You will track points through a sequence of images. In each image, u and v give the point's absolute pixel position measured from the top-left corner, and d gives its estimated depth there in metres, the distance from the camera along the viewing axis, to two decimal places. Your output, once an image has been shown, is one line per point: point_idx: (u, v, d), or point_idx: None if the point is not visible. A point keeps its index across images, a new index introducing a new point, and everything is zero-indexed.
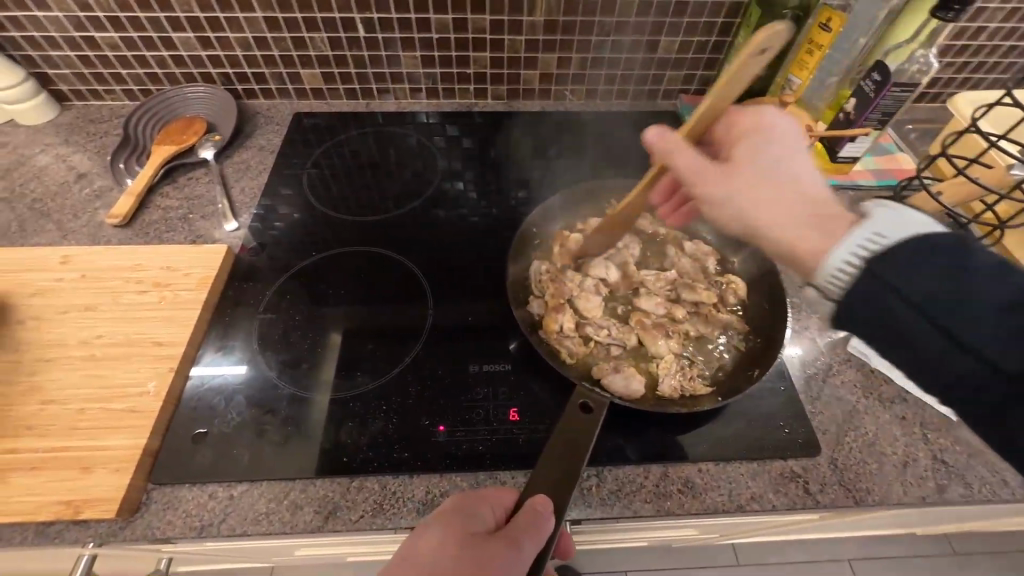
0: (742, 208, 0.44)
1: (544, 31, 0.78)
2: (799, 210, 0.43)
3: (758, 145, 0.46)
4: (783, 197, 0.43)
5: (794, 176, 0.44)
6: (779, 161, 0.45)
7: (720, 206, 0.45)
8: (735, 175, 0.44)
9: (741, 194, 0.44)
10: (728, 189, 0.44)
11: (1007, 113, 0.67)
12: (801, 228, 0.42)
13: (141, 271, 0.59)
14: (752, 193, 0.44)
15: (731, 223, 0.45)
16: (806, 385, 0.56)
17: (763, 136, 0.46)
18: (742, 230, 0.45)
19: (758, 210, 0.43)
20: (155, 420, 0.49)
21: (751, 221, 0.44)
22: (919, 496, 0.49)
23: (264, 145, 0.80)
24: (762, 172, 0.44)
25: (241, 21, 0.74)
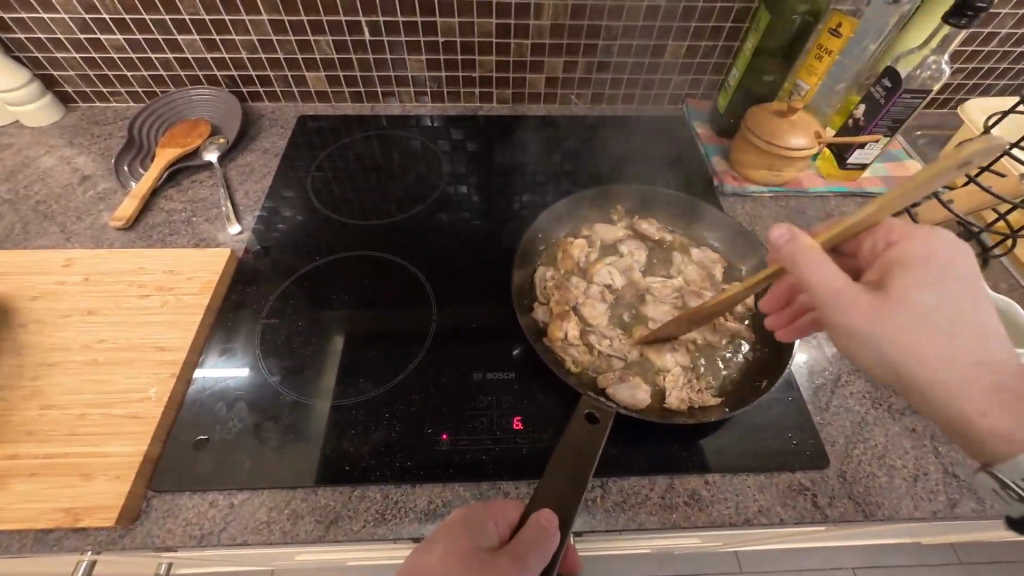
0: (897, 353, 0.38)
1: (550, 35, 0.77)
2: (964, 373, 0.38)
3: (922, 279, 0.40)
4: (950, 357, 0.38)
5: (973, 327, 0.38)
6: (950, 305, 0.39)
7: (864, 344, 0.39)
8: (890, 311, 0.38)
9: (897, 337, 0.38)
10: (876, 325, 0.38)
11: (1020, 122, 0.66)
12: (967, 392, 0.38)
13: (144, 275, 0.59)
14: (914, 339, 0.38)
15: (870, 360, 0.40)
16: (814, 395, 0.55)
17: (934, 270, 0.40)
18: (883, 372, 0.40)
19: (914, 361, 0.38)
20: (156, 426, 0.49)
21: (899, 365, 0.39)
22: (930, 511, 0.48)
23: (268, 148, 0.79)
24: (931, 315, 0.38)
25: (246, 24, 0.74)
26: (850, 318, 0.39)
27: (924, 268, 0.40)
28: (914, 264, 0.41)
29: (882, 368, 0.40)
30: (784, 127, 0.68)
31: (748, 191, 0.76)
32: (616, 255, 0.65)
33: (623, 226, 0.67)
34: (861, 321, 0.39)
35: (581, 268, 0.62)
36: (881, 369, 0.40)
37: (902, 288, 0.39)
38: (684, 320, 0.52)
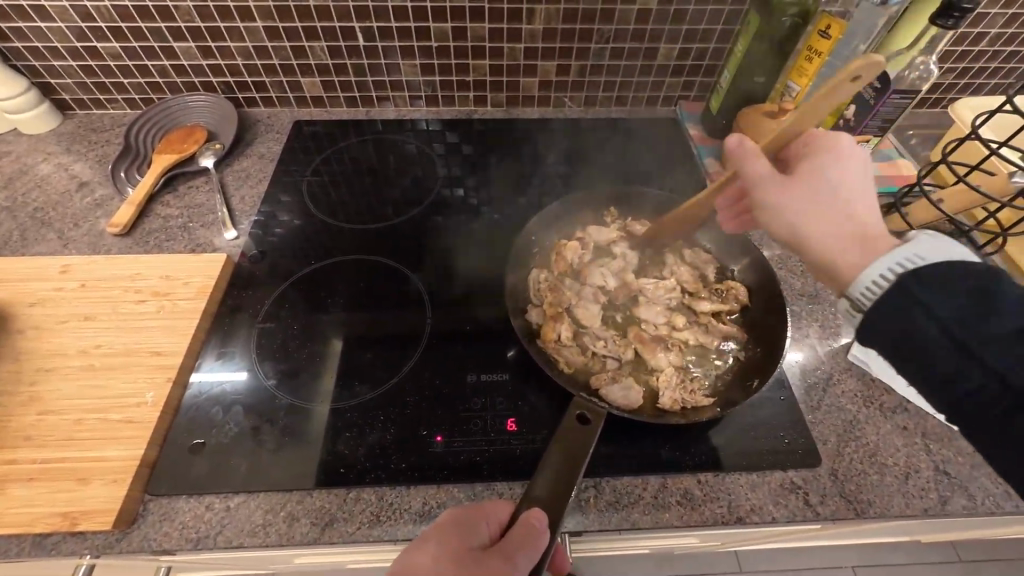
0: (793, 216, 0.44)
1: (542, 39, 0.78)
2: (840, 227, 0.42)
3: (825, 152, 0.45)
4: (830, 214, 0.43)
5: (853, 190, 0.43)
6: (843, 174, 0.44)
7: (774, 214, 0.46)
8: (789, 184, 0.45)
9: (792, 206, 0.44)
10: (780, 196, 0.45)
11: (1007, 121, 0.67)
12: (840, 246, 0.42)
13: (141, 281, 0.60)
14: (807, 204, 0.43)
15: (778, 229, 0.46)
16: (806, 394, 0.55)
17: (834, 144, 0.45)
18: (789, 241, 0.46)
19: (805, 224, 0.44)
20: (153, 431, 0.49)
21: (796, 232, 0.44)
22: (921, 508, 0.48)
23: (264, 153, 0.80)
24: (822, 183, 0.43)
25: (241, 31, 0.75)
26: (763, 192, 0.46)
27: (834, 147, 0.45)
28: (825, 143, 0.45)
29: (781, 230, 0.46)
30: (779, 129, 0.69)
31: None
32: (609, 257, 0.65)
33: (616, 228, 0.67)
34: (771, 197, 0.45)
35: (575, 270, 0.63)
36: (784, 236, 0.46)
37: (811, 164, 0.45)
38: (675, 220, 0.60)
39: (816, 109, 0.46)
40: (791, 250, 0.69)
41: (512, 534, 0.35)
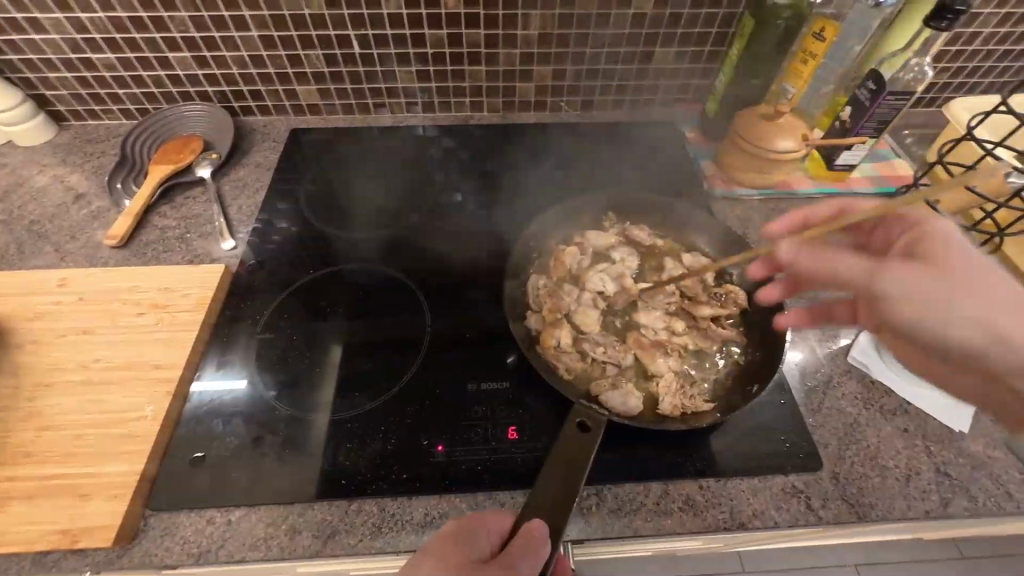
0: (955, 316, 0.41)
1: (537, 44, 0.78)
2: (1006, 318, 0.40)
3: (925, 244, 0.45)
4: (988, 306, 0.41)
5: (985, 273, 0.42)
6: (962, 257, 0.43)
7: (923, 319, 0.43)
8: (929, 279, 0.42)
9: (945, 301, 0.42)
10: (916, 295, 0.42)
11: (1003, 121, 0.66)
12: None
13: (139, 293, 0.59)
14: (963, 299, 0.41)
15: (923, 327, 0.43)
16: (807, 397, 0.55)
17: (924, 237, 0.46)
18: (953, 341, 0.43)
19: (971, 322, 0.41)
20: (152, 445, 0.49)
21: (969, 335, 0.42)
22: (923, 511, 0.48)
23: (261, 162, 0.80)
24: (957, 267, 0.42)
25: (236, 40, 0.75)
26: (895, 289, 0.42)
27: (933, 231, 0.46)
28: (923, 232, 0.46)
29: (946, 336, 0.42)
30: (773, 131, 0.69)
31: (737, 194, 0.76)
32: (608, 261, 0.65)
33: (614, 232, 0.67)
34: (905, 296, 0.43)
35: (574, 275, 0.63)
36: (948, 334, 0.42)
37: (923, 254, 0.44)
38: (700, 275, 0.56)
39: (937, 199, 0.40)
40: None
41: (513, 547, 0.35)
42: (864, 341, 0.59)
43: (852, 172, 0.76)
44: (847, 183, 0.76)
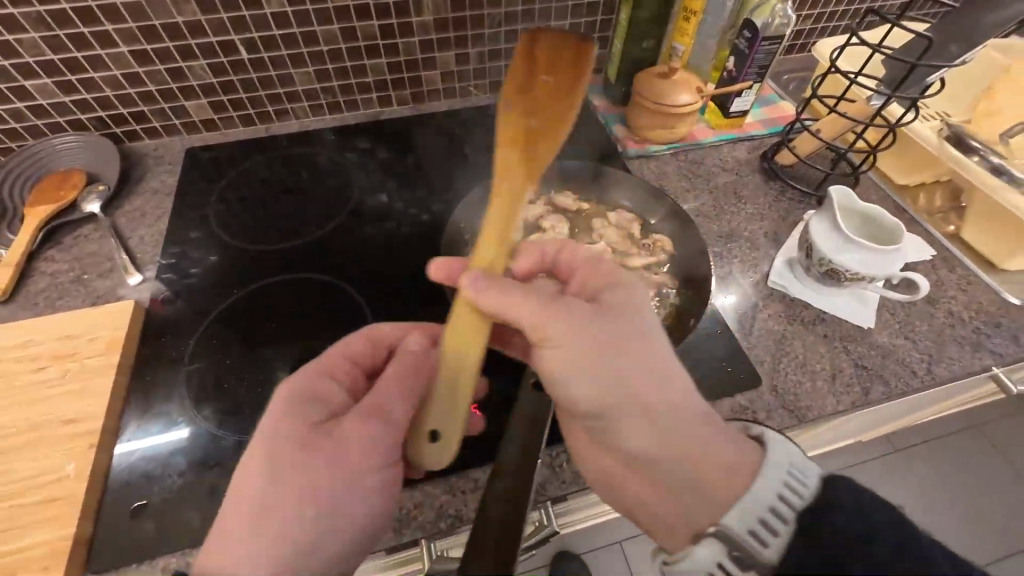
0: (604, 341, 0.40)
1: (435, 30, 0.78)
2: (643, 365, 0.39)
3: (616, 291, 0.44)
4: (639, 360, 0.39)
5: (647, 333, 0.41)
6: (638, 316, 0.42)
7: (570, 326, 0.40)
8: (594, 334, 0.40)
9: (639, 370, 0.39)
10: (622, 325, 0.41)
11: (859, 53, 0.74)
12: (654, 389, 0.39)
13: (33, 347, 0.53)
14: (631, 345, 0.40)
15: (584, 332, 0.40)
16: (740, 323, 0.60)
17: (618, 282, 0.45)
18: (613, 383, 0.39)
19: (639, 365, 0.39)
20: (82, 504, 0.44)
21: (610, 346, 0.40)
22: (850, 403, 0.54)
23: (159, 187, 0.73)
24: (637, 332, 0.41)
25: (104, 58, 0.68)
26: (598, 311, 0.41)
27: (611, 282, 0.45)
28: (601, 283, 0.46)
29: (580, 346, 0.40)
30: (668, 87, 0.74)
31: (649, 152, 0.79)
32: (540, 231, 0.66)
33: (542, 203, 0.68)
34: (568, 317, 0.40)
35: None
36: (589, 411, 0.40)
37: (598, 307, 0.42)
38: (526, 100, 0.49)
39: (512, 207, 0.47)
40: (704, 199, 0.74)
41: (495, 505, 0.37)
42: (779, 264, 0.64)
43: (746, 118, 0.82)
44: (744, 128, 0.82)
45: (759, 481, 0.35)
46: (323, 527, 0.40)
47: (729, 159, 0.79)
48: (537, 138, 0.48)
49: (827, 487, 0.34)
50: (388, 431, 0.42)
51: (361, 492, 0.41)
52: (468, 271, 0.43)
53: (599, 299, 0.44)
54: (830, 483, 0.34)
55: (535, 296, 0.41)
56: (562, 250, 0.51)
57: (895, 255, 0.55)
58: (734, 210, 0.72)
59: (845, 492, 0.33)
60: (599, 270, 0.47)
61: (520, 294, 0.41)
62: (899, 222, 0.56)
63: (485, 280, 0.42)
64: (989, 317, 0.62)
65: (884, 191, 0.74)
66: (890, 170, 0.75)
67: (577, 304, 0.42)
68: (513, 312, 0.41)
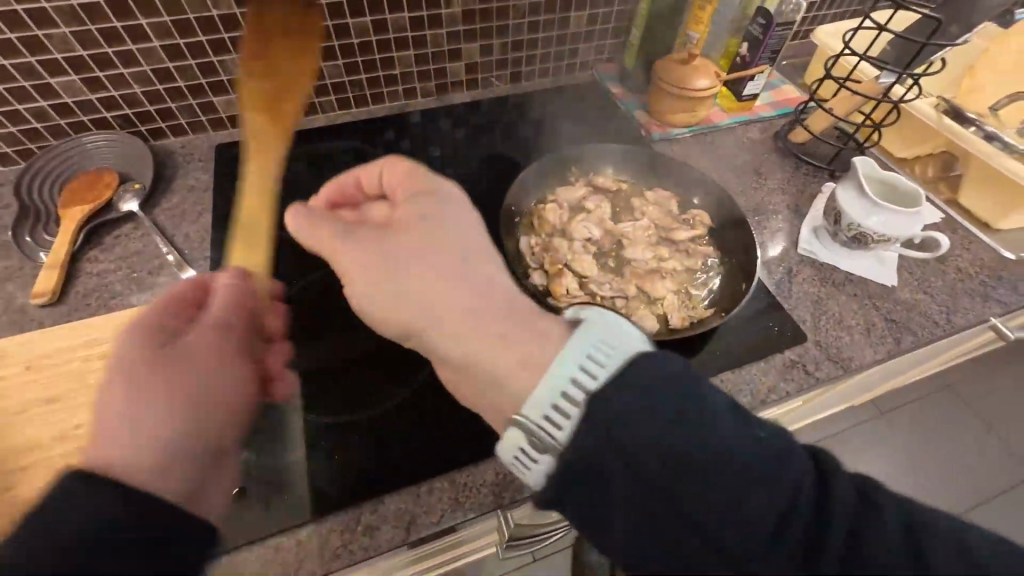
0: (397, 257, 0.42)
1: (462, 22, 0.79)
2: (435, 267, 0.41)
3: (428, 203, 0.46)
4: (435, 263, 0.41)
5: (448, 240, 0.43)
6: (448, 224, 0.44)
7: (363, 252, 0.42)
8: (376, 243, 0.43)
9: (402, 276, 0.41)
10: (419, 235, 0.43)
11: (863, 39, 0.80)
12: (465, 292, 0.40)
13: (103, 343, 0.52)
14: (420, 251, 0.42)
15: (372, 254, 0.42)
16: (778, 287, 0.65)
17: (432, 195, 0.46)
18: (402, 293, 0.41)
19: (428, 269, 0.41)
20: None
21: (398, 260, 0.41)
22: (885, 352, 0.59)
23: (194, 185, 0.73)
24: (432, 236, 0.43)
25: (135, 54, 0.66)
26: (394, 229, 0.44)
27: (416, 196, 0.47)
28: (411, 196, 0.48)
29: (373, 265, 0.42)
30: (687, 72, 0.77)
31: (672, 135, 0.84)
32: (585, 212, 0.69)
33: (583, 185, 0.71)
34: (361, 241, 0.43)
35: (560, 229, 0.66)
36: (387, 324, 0.43)
37: (392, 225, 0.44)
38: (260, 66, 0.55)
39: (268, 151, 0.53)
40: (727, 176, 0.78)
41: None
42: (806, 233, 0.69)
43: (756, 101, 0.88)
44: (754, 110, 0.88)
45: (569, 351, 0.34)
46: (193, 437, 0.35)
47: (745, 139, 0.84)
48: (280, 103, 0.55)
49: (622, 366, 0.32)
50: (236, 336, 0.42)
51: (229, 372, 0.39)
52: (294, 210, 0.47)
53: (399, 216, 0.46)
54: (630, 364, 0.32)
55: (322, 223, 0.45)
56: (384, 172, 0.51)
57: (915, 218, 0.60)
58: (757, 186, 0.77)
59: (643, 378, 0.31)
60: (412, 185, 0.48)
61: (311, 223, 0.45)
62: (918, 187, 0.62)
63: (291, 213, 0.46)
64: (992, 271, 0.68)
65: (886, 165, 0.81)
66: (893, 145, 0.81)
67: (377, 228, 0.44)
68: (329, 250, 0.44)
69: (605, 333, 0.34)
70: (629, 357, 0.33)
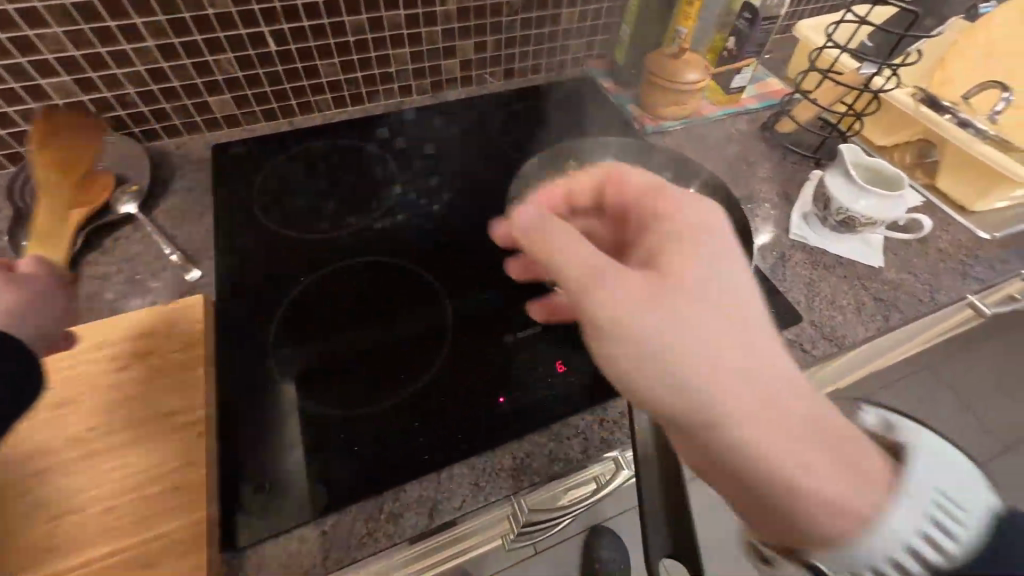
0: (660, 320, 0.35)
1: (457, 19, 0.80)
2: (714, 333, 0.34)
3: (695, 252, 0.38)
4: (717, 336, 0.34)
5: (731, 304, 0.36)
6: (717, 277, 0.37)
7: (605, 299, 0.37)
8: (655, 283, 0.37)
9: (692, 326, 0.35)
10: (679, 287, 0.36)
11: (842, 31, 0.84)
12: (718, 353, 0.34)
13: (110, 345, 0.51)
14: (678, 303, 0.36)
15: (636, 308, 0.36)
16: (773, 271, 0.67)
17: (701, 241, 0.39)
18: (675, 367, 0.34)
19: (707, 336, 0.34)
20: (208, 488, 0.45)
21: (661, 319, 0.35)
22: (876, 329, 0.62)
23: (193, 186, 0.72)
24: (690, 287, 0.36)
25: (129, 54, 0.65)
26: (666, 281, 0.37)
27: (665, 238, 0.40)
28: (662, 231, 0.41)
29: (633, 324, 0.36)
30: (679, 66, 0.79)
31: (665, 127, 0.86)
32: None
33: None
34: (611, 280, 0.37)
35: None
36: (651, 387, 0.35)
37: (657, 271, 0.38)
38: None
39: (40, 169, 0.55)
40: (719, 166, 0.81)
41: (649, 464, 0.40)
42: (796, 219, 0.72)
43: (743, 94, 0.90)
44: (742, 102, 0.90)
45: (894, 513, 0.31)
46: None
47: (734, 130, 0.87)
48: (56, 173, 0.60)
49: (993, 527, 0.31)
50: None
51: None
52: (519, 210, 0.43)
53: (664, 262, 0.38)
54: (1000, 526, 0.31)
55: (580, 240, 0.40)
56: (624, 183, 0.47)
57: (898, 201, 0.64)
58: (748, 175, 0.80)
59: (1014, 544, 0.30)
60: (664, 219, 0.41)
61: (568, 237, 0.40)
62: (901, 172, 0.66)
63: (530, 221, 0.41)
64: (970, 251, 0.72)
65: (868, 153, 0.84)
66: (875, 133, 0.84)
67: (639, 276, 0.37)
68: (552, 269, 0.40)
69: (928, 459, 0.33)
70: (994, 515, 0.32)
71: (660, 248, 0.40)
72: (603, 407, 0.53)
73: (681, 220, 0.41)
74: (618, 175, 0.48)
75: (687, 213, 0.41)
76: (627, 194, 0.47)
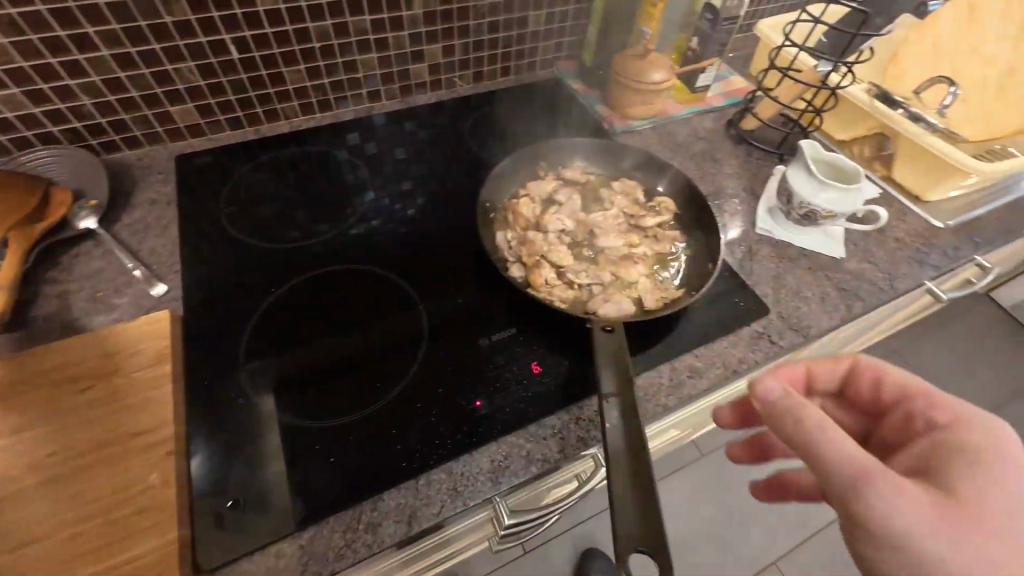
0: (963, 554, 0.34)
1: (424, 23, 0.80)
2: None
3: (997, 476, 0.37)
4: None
5: None
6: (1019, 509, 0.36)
7: (895, 517, 0.36)
8: (948, 503, 0.36)
9: (983, 561, 0.34)
10: (985, 520, 0.35)
11: (800, 30, 0.86)
12: None
13: (72, 368, 0.50)
14: (982, 538, 0.35)
15: (923, 524, 0.35)
16: (741, 265, 0.69)
17: (1003, 463, 0.37)
18: None
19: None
20: (179, 509, 0.44)
21: (959, 550, 0.34)
22: (839, 318, 0.65)
23: (156, 199, 0.70)
24: (995, 521, 0.35)
25: (83, 64, 0.63)
26: (959, 502, 0.36)
27: (961, 452, 0.39)
28: (949, 444, 0.40)
29: (913, 535, 0.35)
30: (645, 66, 0.81)
31: (633, 127, 0.88)
32: (556, 205, 0.71)
33: (553, 179, 0.74)
34: (897, 493, 0.36)
35: (534, 222, 0.68)
36: None
37: (946, 490, 0.37)
38: None
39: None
40: (687, 163, 0.83)
41: (620, 460, 0.40)
42: (762, 214, 0.74)
43: (709, 92, 0.92)
44: (708, 101, 0.92)
45: None
46: None
47: (700, 128, 0.89)
48: None
49: None
50: None
51: None
52: (762, 381, 0.42)
53: (955, 485, 0.37)
54: None
55: (836, 426, 0.38)
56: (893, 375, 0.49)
57: (855, 193, 0.66)
58: (715, 172, 0.82)
59: None
60: (961, 432, 0.41)
61: (833, 429, 0.38)
62: (857, 166, 0.68)
63: (780, 406, 0.40)
64: (925, 240, 0.75)
65: (828, 147, 0.87)
66: (833, 128, 0.87)
67: (926, 493, 0.37)
68: (817, 464, 0.38)
69: None
70: None
71: (959, 465, 0.38)
72: (578, 406, 0.54)
73: (973, 436, 0.40)
74: (883, 368, 0.51)
75: (976, 430, 0.41)
76: (897, 389, 0.49)
